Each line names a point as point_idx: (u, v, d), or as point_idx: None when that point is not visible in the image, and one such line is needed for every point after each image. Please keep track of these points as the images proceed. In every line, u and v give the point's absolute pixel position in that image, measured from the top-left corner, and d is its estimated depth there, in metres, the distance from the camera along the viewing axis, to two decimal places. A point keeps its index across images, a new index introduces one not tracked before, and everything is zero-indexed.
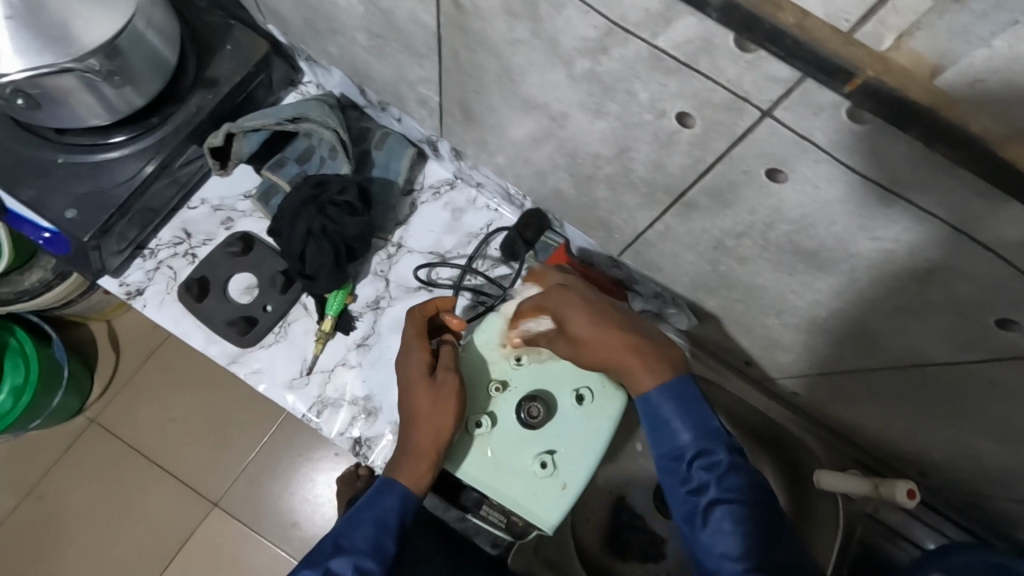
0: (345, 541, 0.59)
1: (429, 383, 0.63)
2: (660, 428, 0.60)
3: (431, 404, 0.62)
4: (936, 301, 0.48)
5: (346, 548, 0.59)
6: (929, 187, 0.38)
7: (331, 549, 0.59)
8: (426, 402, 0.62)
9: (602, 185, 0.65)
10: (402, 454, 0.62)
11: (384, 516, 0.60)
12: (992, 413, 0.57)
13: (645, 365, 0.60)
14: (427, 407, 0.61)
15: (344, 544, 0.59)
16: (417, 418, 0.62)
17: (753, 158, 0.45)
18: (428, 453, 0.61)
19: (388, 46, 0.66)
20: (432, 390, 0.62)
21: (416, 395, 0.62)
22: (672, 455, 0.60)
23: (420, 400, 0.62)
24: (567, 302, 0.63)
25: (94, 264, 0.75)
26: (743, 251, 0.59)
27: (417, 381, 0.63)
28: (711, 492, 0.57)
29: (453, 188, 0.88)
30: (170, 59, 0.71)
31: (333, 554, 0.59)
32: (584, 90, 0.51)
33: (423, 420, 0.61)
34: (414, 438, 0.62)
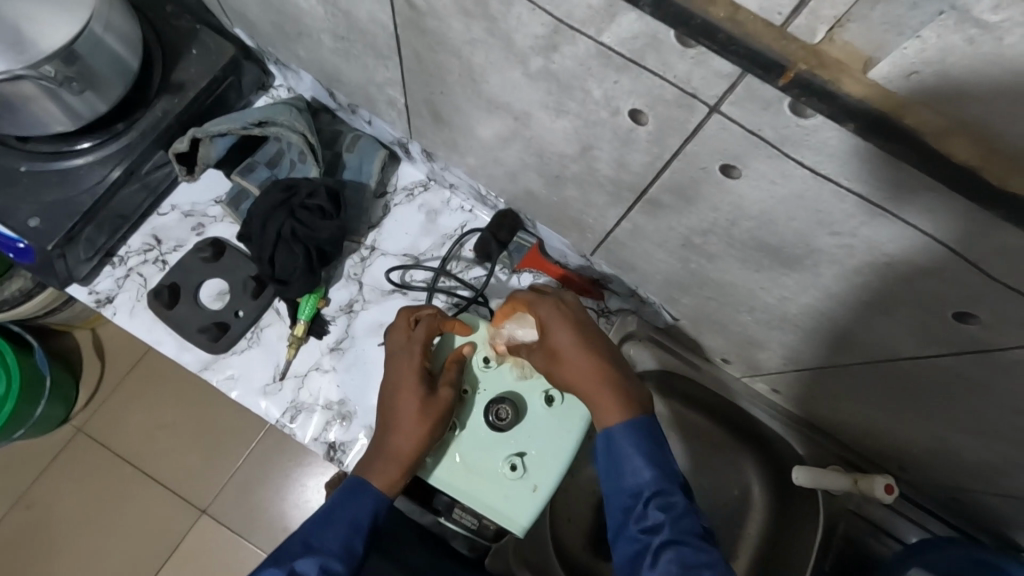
0: (315, 541, 0.57)
1: (423, 392, 0.62)
2: (613, 458, 0.56)
3: (422, 414, 0.61)
4: (899, 294, 0.47)
5: (316, 549, 0.57)
6: (879, 180, 0.37)
7: (300, 549, 0.56)
8: (416, 409, 0.61)
9: (570, 185, 0.64)
10: (378, 456, 0.62)
11: (356, 517, 0.59)
12: (963, 405, 0.57)
13: (605, 395, 0.57)
14: (416, 415, 0.61)
15: (314, 544, 0.57)
16: (404, 423, 0.61)
17: (708, 155, 0.45)
18: (408, 461, 0.61)
19: (352, 47, 0.66)
20: (426, 398, 0.62)
21: (406, 400, 0.61)
22: (627, 491, 0.55)
23: (410, 406, 0.61)
24: (555, 318, 0.60)
25: (61, 272, 0.74)
26: (709, 248, 0.58)
27: (410, 385, 0.62)
28: (666, 533, 0.52)
29: (427, 190, 0.88)
30: (133, 63, 0.70)
31: (302, 553, 0.56)
32: (542, 89, 0.51)
33: (411, 427, 0.61)
34: (396, 443, 0.61)
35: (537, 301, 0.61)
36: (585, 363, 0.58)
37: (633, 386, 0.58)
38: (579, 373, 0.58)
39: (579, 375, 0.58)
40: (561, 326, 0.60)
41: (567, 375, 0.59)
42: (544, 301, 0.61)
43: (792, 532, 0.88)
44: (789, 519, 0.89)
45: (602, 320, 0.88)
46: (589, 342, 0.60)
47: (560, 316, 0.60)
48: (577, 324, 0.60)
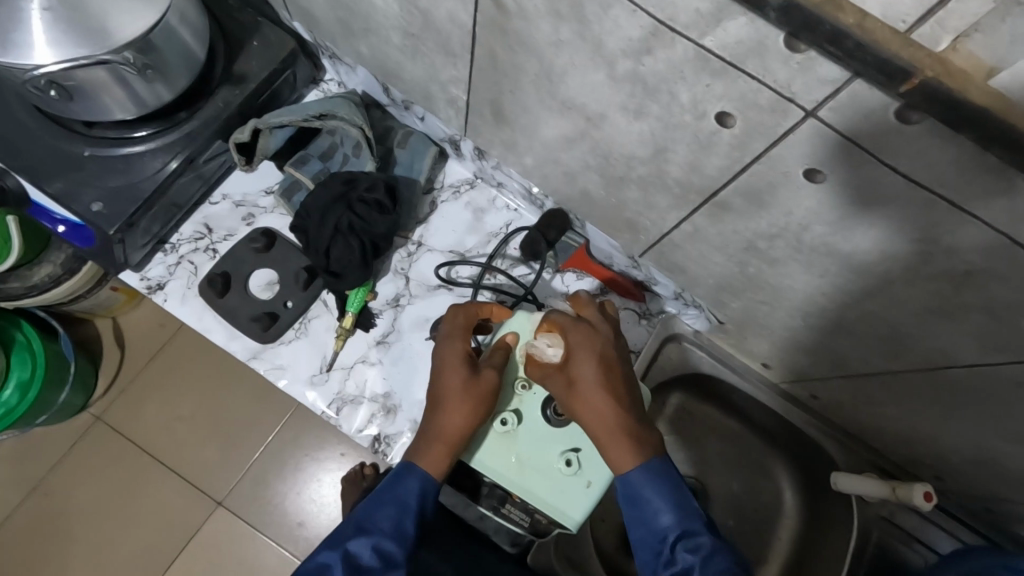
0: (365, 521, 0.59)
1: (466, 371, 0.62)
2: (639, 507, 0.57)
3: (465, 393, 0.61)
4: (972, 302, 0.48)
5: (366, 529, 0.58)
6: (976, 189, 0.38)
7: (352, 531, 0.58)
8: (459, 386, 0.61)
9: (632, 186, 0.65)
10: (425, 437, 0.61)
11: (404, 498, 0.59)
12: (1019, 416, 0.58)
13: (619, 442, 0.57)
14: (461, 393, 0.61)
15: (364, 526, 0.58)
16: (448, 400, 0.61)
17: (794, 160, 0.46)
18: (452, 439, 0.60)
19: (420, 44, 0.66)
20: (469, 376, 0.62)
21: (449, 381, 0.62)
22: (655, 536, 0.57)
23: (453, 384, 0.62)
24: (583, 351, 0.60)
25: (117, 258, 0.74)
26: (773, 252, 0.59)
27: (454, 365, 0.63)
28: (674, 526, 0.56)
29: (474, 188, 0.89)
30: (200, 54, 0.70)
31: (354, 535, 0.58)
32: (624, 91, 0.51)
33: (455, 404, 0.61)
34: (442, 421, 0.61)
35: (570, 328, 0.62)
36: (603, 401, 0.58)
37: (642, 430, 0.59)
38: (596, 410, 0.58)
39: (594, 413, 0.58)
40: (585, 358, 0.60)
41: (587, 416, 0.58)
42: (577, 329, 0.62)
43: (825, 539, 0.88)
44: (822, 525, 0.90)
45: (643, 321, 0.88)
46: (612, 382, 0.59)
47: (588, 348, 0.60)
48: (603, 358, 0.60)
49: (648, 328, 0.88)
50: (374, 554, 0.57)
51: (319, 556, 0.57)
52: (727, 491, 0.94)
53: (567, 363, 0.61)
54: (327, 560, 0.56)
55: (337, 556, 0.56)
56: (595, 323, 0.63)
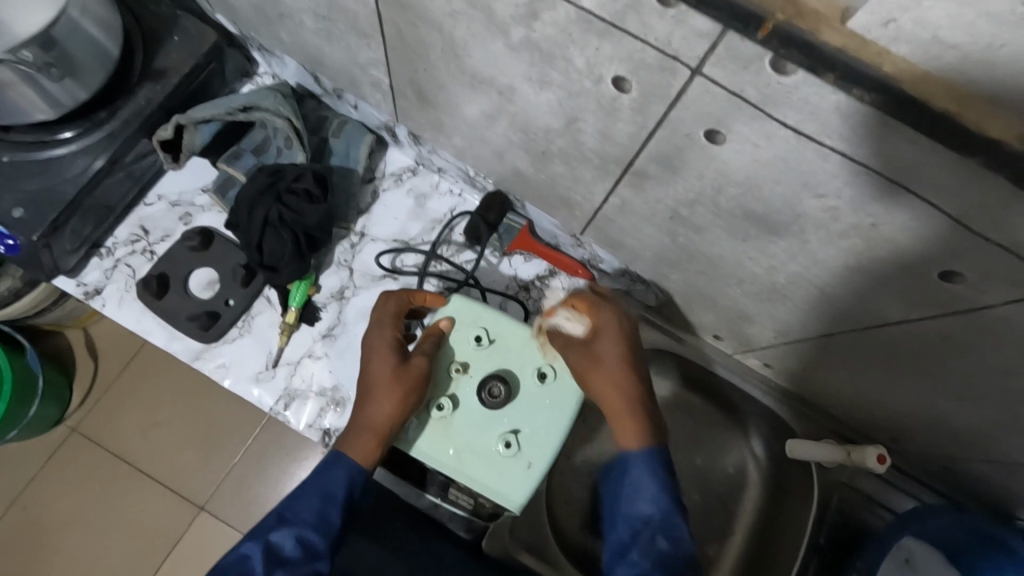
0: (288, 512, 0.59)
1: (394, 359, 0.63)
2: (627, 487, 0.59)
3: (393, 379, 0.61)
4: (884, 256, 0.47)
5: (288, 520, 0.58)
6: (860, 136, 0.37)
7: (275, 521, 0.58)
8: (387, 375, 0.62)
9: (557, 161, 0.64)
10: (354, 427, 0.62)
11: (331, 489, 0.60)
12: (951, 369, 0.58)
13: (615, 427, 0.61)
14: (388, 380, 0.62)
15: (287, 517, 0.58)
16: (375, 390, 0.62)
17: (692, 120, 0.45)
18: (381, 429, 0.60)
19: (334, 28, 0.65)
20: (397, 364, 0.62)
21: (378, 369, 0.63)
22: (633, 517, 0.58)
23: (381, 372, 0.62)
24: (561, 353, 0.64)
25: (47, 264, 0.73)
26: (697, 219, 0.59)
27: (382, 353, 0.64)
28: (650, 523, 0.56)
29: (416, 174, 0.88)
30: (112, 49, 0.69)
31: (276, 525, 0.58)
32: (525, 61, 0.50)
33: (382, 393, 0.61)
34: (370, 410, 0.61)
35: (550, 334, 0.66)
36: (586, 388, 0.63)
37: (652, 408, 0.61)
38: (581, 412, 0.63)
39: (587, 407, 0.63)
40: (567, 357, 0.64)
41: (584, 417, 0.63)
42: (553, 337, 0.65)
43: (789, 506, 0.88)
44: (784, 494, 0.89)
45: None
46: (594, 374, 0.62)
47: (614, 323, 0.64)
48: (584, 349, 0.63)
49: None
50: (296, 545, 0.57)
51: (241, 547, 0.58)
52: (690, 467, 0.94)
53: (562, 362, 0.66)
54: (246, 551, 0.57)
55: (256, 548, 0.57)
56: (619, 304, 0.66)
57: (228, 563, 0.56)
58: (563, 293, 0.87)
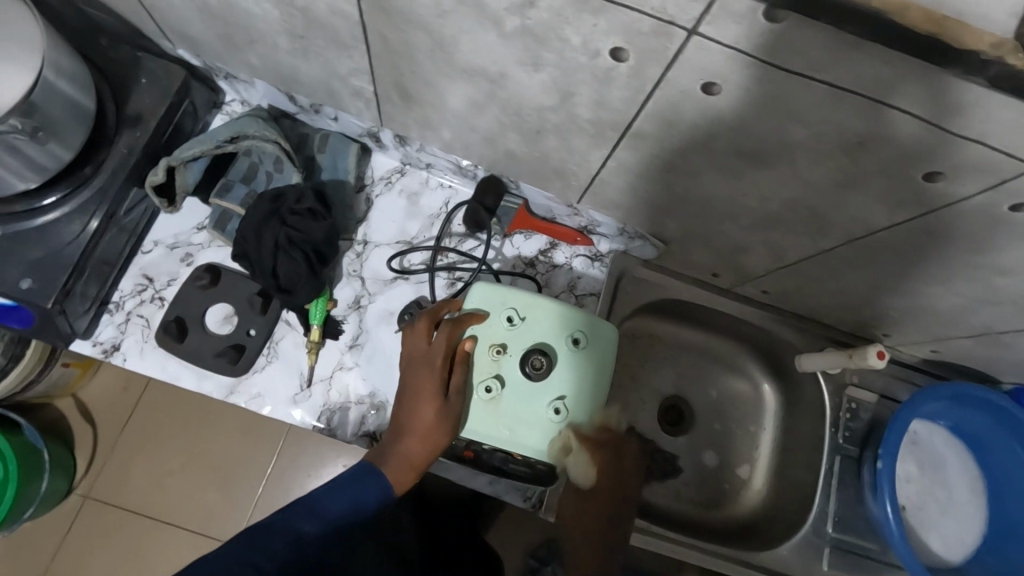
0: (321, 506, 0.63)
1: (438, 398, 0.67)
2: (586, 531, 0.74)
3: (439, 422, 0.66)
4: (870, 170, 0.53)
5: (319, 514, 0.63)
6: (849, 66, 0.42)
7: (308, 510, 0.63)
8: (434, 418, 0.66)
9: (552, 136, 0.67)
10: (391, 454, 0.68)
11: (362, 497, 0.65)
12: (936, 258, 0.65)
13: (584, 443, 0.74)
14: (433, 423, 0.66)
15: (318, 510, 0.63)
16: (419, 431, 0.67)
17: (687, 77, 0.49)
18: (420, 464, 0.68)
19: (312, 44, 0.66)
20: (444, 407, 0.66)
21: (426, 410, 0.67)
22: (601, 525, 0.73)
23: (426, 410, 0.67)
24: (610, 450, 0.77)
25: (62, 329, 0.72)
26: (693, 167, 0.63)
27: (431, 394, 0.67)
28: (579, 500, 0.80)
29: (404, 175, 0.89)
30: (88, 105, 0.68)
31: (308, 515, 0.62)
32: (518, 46, 0.53)
33: (425, 430, 0.66)
34: (411, 446, 0.67)
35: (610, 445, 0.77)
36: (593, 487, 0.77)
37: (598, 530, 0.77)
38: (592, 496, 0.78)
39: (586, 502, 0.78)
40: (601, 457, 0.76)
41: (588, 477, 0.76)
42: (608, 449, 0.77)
43: (804, 413, 0.96)
44: (796, 404, 0.98)
45: (596, 264, 0.91)
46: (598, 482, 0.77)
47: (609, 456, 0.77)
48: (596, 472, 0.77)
49: (602, 269, 0.91)
50: (320, 543, 0.62)
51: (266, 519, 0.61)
52: (707, 399, 1.02)
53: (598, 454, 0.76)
54: (273, 525, 0.61)
55: (284, 528, 0.61)
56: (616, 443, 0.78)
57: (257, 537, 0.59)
58: (566, 263, 0.91)
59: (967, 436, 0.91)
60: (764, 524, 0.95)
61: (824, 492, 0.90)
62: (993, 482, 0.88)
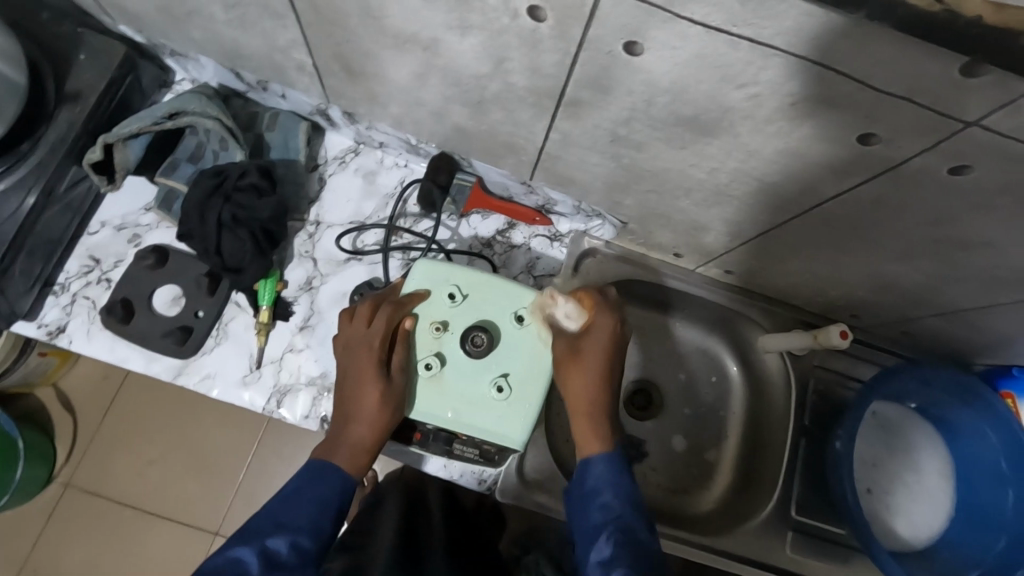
0: (284, 519, 0.63)
1: (380, 382, 0.65)
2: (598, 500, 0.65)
3: (382, 405, 0.64)
4: (808, 134, 0.51)
5: (286, 526, 0.63)
6: (762, 16, 0.40)
7: (271, 527, 0.63)
8: (376, 402, 0.64)
9: (493, 107, 0.65)
10: (341, 441, 0.67)
11: (326, 496, 0.65)
12: (888, 230, 0.63)
13: (594, 340, 0.68)
14: (376, 407, 0.65)
15: (283, 522, 0.63)
16: (363, 415, 0.65)
17: (610, 36, 0.47)
18: (369, 448, 0.66)
19: (245, 14, 0.64)
20: (385, 389, 0.64)
21: (368, 394, 0.65)
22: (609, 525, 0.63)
23: (368, 395, 0.65)
24: (603, 322, 0.69)
25: (3, 309, 0.71)
26: (635, 136, 0.61)
27: (370, 377, 0.65)
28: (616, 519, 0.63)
29: (358, 154, 0.88)
30: (20, 80, 0.66)
31: (272, 531, 0.62)
32: (441, 8, 0.51)
33: (368, 413, 0.65)
34: (358, 432, 0.66)
35: (598, 304, 0.69)
36: (589, 363, 0.67)
37: (613, 423, 0.68)
38: (580, 381, 0.67)
39: (580, 381, 0.67)
40: (600, 335, 0.68)
41: (589, 349, 0.68)
42: (600, 334, 0.68)
43: (771, 396, 0.94)
44: (764, 386, 0.96)
45: (556, 244, 0.89)
46: (611, 365, 0.68)
47: (608, 327, 0.69)
48: (607, 361, 0.68)
49: (563, 249, 0.90)
50: (291, 550, 0.61)
51: (233, 550, 0.60)
52: (675, 382, 1.00)
53: (584, 334, 0.68)
54: (240, 555, 0.59)
55: (253, 552, 0.60)
56: (620, 314, 0.71)
57: (220, 565, 0.58)
58: (525, 243, 0.89)
59: (937, 420, 0.89)
60: (732, 507, 0.92)
61: (788, 475, 0.90)
62: (961, 468, 0.86)
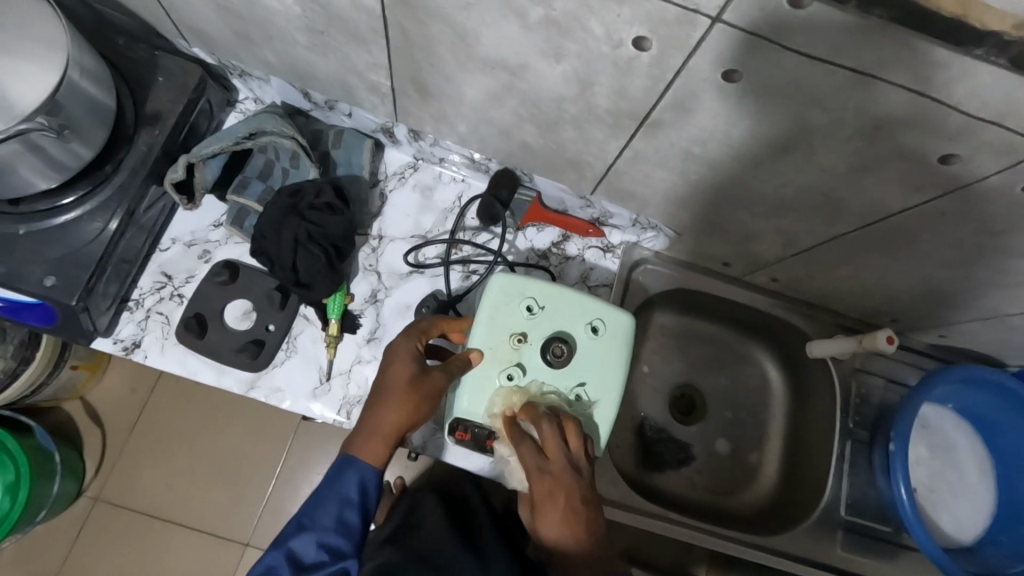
0: (307, 520, 0.64)
1: (414, 365, 0.67)
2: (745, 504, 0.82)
3: (413, 384, 0.66)
4: (886, 153, 0.54)
5: (310, 527, 0.64)
6: (864, 49, 0.43)
7: (296, 530, 0.64)
8: (407, 381, 0.66)
9: (568, 127, 0.68)
10: (363, 426, 0.66)
11: (345, 491, 0.64)
12: (946, 241, 0.66)
13: (550, 519, 0.63)
14: (406, 386, 0.66)
15: (306, 524, 0.64)
16: (392, 395, 0.66)
17: (709, 65, 0.50)
18: (390, 434, 0.66)
19: (330, 40, 0.66)
20: (417, 370, 0.67)
21: (399, 374, 0.67)
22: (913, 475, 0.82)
23: (399, 375, 0.67)
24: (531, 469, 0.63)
25: (86, 327, 0.73)
26: (709, 155, 0.64)
27: (404, 358, 0.68)
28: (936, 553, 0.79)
29: (417, 170, 0.90)
30: (111, 104, 0.68)
31: (296, 533, 0.64)
32: (540, 38, 0.54)
33: (402, 396, 0.66)
34: (380, 414, 0.66)
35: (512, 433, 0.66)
36: (554, 525, 0.63)
37: (572, 508, 0.62)
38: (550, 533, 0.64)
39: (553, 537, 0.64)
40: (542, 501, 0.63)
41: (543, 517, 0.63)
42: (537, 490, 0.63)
43: (813, 399, 0.98)
44: (806, 391, 0.99)
45: (608, 255, 0.91)
46: (567, 504, 0.62)
47: (543, 479, 0.62)
48: (566, 513, 0.62)
49: (615, 259, 0.92)
50: (319, 549, 0.63)
51: (267, 558, 0.64)
52: (718, 387, 1.03)
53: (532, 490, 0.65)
54: (271, 562, 0.63)
55: (280, 557, 0.63)
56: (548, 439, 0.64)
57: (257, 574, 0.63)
58: (579, 254, 0.91)
59: (975, 417, 0.93)
60: (780, 509, 0.96)
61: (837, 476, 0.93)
62: (999, 462, 0.90)
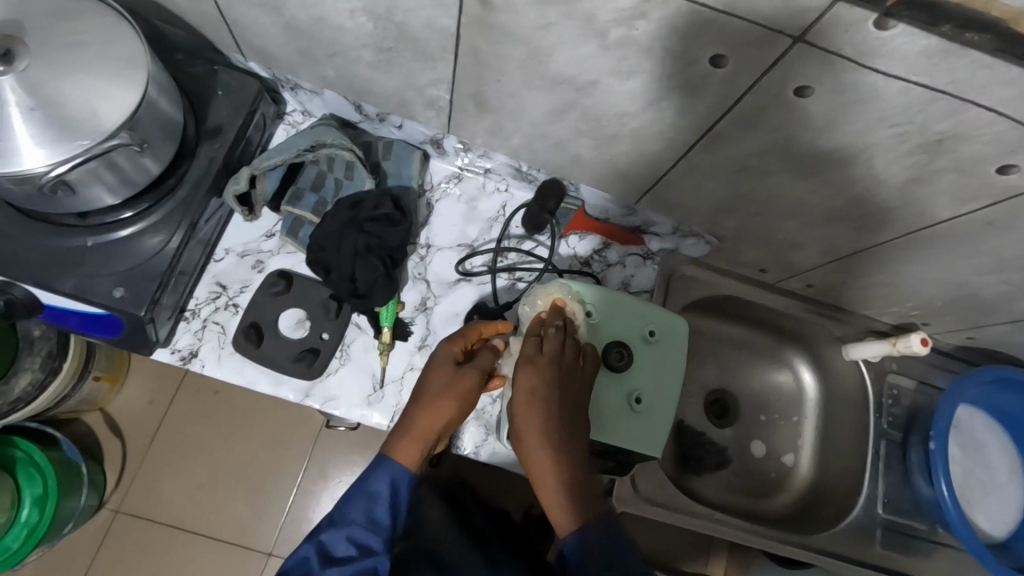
0: (339, 514, 0.65)
1: (451, 368, 0.69)
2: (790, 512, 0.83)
3: (448, 386, 0.68)
4: (944, 166, 0.57)
5: (340, 522, 0.65)
6: (939, 67, 0.46)
7: (327, 524, 0.65)
8: (440, 385, 0.68)
9: (625, 140, 0.70)
10: (398, 427, 0.68)
11: (375, 489, 0.66)
12: (988, 248, 0.69)
13: (532, 444, 0.62)
14: (442, 389, 0.68)
15: (338, 519, 0.65)
16: (428, 397, 0.68)
17: (782, 82, 0.52)
18: (422, 435, 0.67)
19: (396, 57, 0.68)
20: (452, 374, 0.69)
21: (435, 377, 0.69)
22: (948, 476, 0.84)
23: (435, 379, 0.69)
24: (524, 383, 0.63)
25: (149, 337, 0.74)
26: (764, 167, 0.66)
27: (439, 364, 0.70)
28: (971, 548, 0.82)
29: (462, 180, 0.92)
30: (180, 119, 0.69)
31: (327, 527, 0.65)
32: (615, 56, 0.56)
33: (436, 400, 0.67)
34: (413, 414, 0.68)
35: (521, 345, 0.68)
36: (534, 452, 0.61)
37: (557, 440, 0.62)
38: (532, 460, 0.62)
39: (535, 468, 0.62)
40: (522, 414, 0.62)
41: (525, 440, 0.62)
42: (524, 409, 0.62)
43: (845, 401, 1.01)
44: (837, 393, 1.02)
45: (648, 262, 0.93)
46: (552, 433, 0.61)
47: (534, 392, 0.62)
48: (546, 435, 0.61)
49: (654, 267, 0.93)
50: (350, 544, 0.64)
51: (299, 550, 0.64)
52: (751, 391, 1.06)
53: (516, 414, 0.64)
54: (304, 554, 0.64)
55: (312, 549, 0.64)
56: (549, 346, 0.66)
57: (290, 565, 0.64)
58: (620, 262, 0.92)
59: (1004, 417, 0.96)
60: (817, 510, 0.98)
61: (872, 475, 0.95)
62: None
